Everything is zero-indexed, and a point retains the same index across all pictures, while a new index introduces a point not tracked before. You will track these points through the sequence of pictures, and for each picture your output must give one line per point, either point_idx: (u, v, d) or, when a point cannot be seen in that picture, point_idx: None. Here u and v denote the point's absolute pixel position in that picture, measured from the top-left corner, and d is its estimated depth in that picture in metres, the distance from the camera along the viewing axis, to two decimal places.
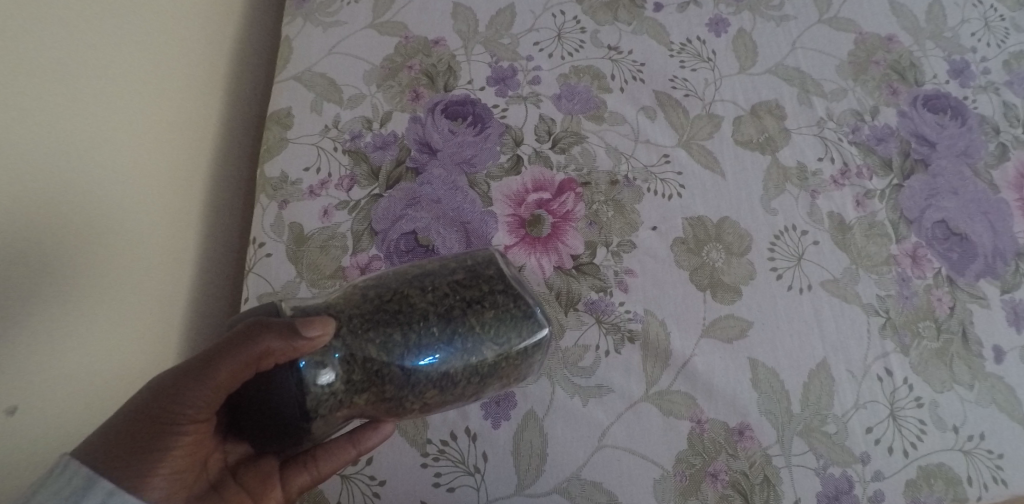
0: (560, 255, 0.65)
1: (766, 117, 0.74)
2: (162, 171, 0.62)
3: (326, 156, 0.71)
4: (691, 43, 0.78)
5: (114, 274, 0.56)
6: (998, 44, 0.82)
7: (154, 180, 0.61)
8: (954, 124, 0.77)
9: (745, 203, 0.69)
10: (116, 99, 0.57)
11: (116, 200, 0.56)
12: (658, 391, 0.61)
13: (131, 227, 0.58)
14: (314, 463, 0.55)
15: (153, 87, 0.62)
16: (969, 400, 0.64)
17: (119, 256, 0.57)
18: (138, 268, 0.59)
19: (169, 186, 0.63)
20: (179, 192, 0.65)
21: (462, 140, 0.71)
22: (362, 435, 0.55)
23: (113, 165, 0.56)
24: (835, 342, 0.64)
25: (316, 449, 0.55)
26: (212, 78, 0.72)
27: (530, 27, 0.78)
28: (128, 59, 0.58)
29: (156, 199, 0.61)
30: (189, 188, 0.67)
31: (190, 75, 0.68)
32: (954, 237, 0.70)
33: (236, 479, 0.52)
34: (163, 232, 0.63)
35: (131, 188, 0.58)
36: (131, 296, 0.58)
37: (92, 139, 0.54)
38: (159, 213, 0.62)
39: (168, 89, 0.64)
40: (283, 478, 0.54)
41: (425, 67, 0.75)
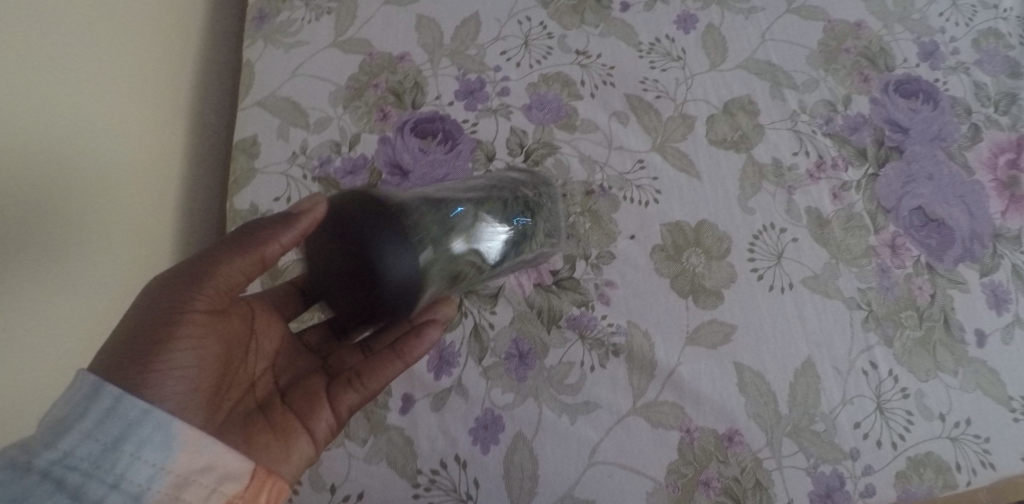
0: (538, 271, 0.65)
1: (739, 114, 0.74)
2: (143, 164, 0.66)
3: (295, 186, 0.69)
4: (660, 42, 0.77)
5: (88, 237, 0.58)
6: (966, 22, 0.81)
7: (126, 185, 0.63)
8: (926, 108, 0.76)
9: (722, 205, 0.69)
10: (84, 110, 0.57)
11: (101, 174, 0.59)
12: (645, 403, 0.61)
13: (113, 210, 0.61)
14: (359, 381, 0.56)
15: (125, 94, 0.63)
16: (954, 387, 0.64)
17: (94, 250, 0.59)
18: (116, 247, 0.62)
19: (141, 190, 0.65)
20: (152, 193, 0.67)
21: (433, 159, 0.70)
22: (408, 346, 0.57)
23: (103, 143, 0.60)
24: (820, 339, 0.64)
25: (360, 369, 0.57)
26: (183, 82, 0.73)
27: (496, 36, 0.76)
28: (99, 71, 0.59)
29: (130, 203, 0.64)
30: (162, 187, 0.69)
31: (160, 79, 0.69)
32: (931, 224, 0.70)
33: (283, 400, 0.54)
34: (137, 232, 0.65)
35: (116, 172, 0.61)
36: (104, 289, 0.60)
37: (88, 116, 0.58)
38: (139, 202, 0.65)
39: (139, 93, 0.65)
40: (329, 396, 0.55)
41: (391, 84, 0.74)
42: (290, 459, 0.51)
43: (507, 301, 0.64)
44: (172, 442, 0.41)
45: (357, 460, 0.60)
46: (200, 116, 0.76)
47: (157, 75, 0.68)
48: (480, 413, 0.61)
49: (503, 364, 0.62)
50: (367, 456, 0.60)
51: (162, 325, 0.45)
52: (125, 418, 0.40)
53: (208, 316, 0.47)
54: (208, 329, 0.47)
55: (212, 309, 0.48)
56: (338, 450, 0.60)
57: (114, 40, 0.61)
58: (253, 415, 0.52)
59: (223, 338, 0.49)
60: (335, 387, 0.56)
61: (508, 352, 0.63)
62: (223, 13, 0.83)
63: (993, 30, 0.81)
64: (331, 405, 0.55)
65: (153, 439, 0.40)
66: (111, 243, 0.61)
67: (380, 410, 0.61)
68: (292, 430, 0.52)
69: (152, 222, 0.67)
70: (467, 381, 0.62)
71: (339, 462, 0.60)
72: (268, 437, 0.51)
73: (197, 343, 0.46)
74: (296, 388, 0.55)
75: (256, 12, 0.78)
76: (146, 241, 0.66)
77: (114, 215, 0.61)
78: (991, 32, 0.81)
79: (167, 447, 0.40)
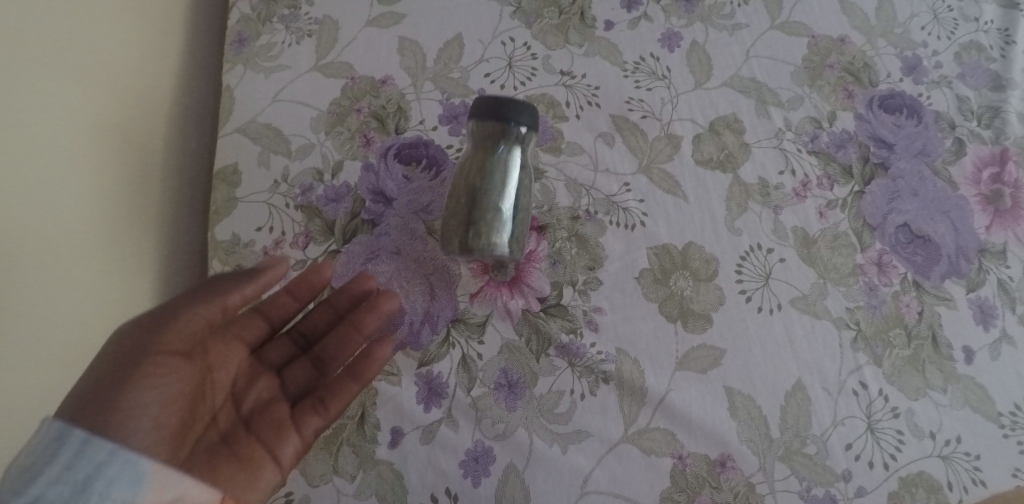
0: (526, 299, 0.65)
1: (725, 133, 0.73)
2: (124, 189, 0.65)
3: (278, 215, 0.68)
4: (645, 61, 0.76)
5: (63, 273, 0.59)
6: (948, 35, 0.80)
7: (89, 203, 0.61)
8: (910, 123, 0.76)
9: (709, 226, 0.69)
10: (50, 133, 0.57)
11: (73, 205, 0.60)
12: (637, 430, 0.61)
13: (86, 243, 0.61)
14: (323, 405, 0.58)
15: (79, 110, 0.60)
16: (943, 405, 0.64)
17: (53, 275, 0.58)
18: (94, 280, 0.62)
19: (108, 205, 0.63)
20: (124, 205, 0.65)
21: (418, 186, 0.69)
22: (364, 369, 0.59)
23: (73, 173, 0.59)
24: (809, 361, 0.64)
25: (323, 392, 0.58)
26: (155, 83, 0.70)
27: (480, 57, 0.75)
28: (40, 90, 0.56)
29: (93, 220, 0.62)
30: (138, 197, 0.67)
31: (126, 86, 0.65)
32: (917, 240, 0.70)
33: (248, 430, 0.56)
34: (106, 249, 0.63)
35: (89, 201, 0.61)
36: (74, 315, 0.60)
37: (58, 143, 0.58)
38: (118, 232, 0.65)
39: (99, 105, 0.62)
40: (295, 424, 0.57)
41: (374, 109, 0.73)
42: (256, 486, 0.53)
43: (496, 329, 0.64)
44: (139, 482, 0.46)
45: (347, 495, 0.60)
46: (179, 118, 0.73)
47: (122, 82, 0.65)
48: (470, 446, 0.61)
49: (492, 394, 0.62)
50: (357, 491, 0.60)
51: (129, 367, 0.49)
52: (93, 460, 0.46)
53: (172, 358, 0.51)
54: (172, 370, 0.51)
55: (176, 351, 0.51)
56: (327, 486, 0.60)
57: (57, 51, 0.58)
58: (218, 446, 0.54)
59: (187, 377, 0.52)
60: (299, 412, 0.57)
61: (496, 382, 0.62)
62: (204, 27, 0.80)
63: (975, 43, 0.81)
64: (296, 431, 0.56)
65: (118, 479, 0.46)
66: (73, 263, 0.60)
67: (369, 445, 0.61)
68: (256, 459, 0.54)
69: (127, 235, 0.66)
70: (456, 413, 0.61)
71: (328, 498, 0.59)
72: (231, 467, 0.53)
73: (162, 384, 0.50)
74: (261, 415, 0.57)
75: (235, 35, 0.76)
76: (118, 257, 0.65)
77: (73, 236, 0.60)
78: (973, 45, 0.81)
79: (133, 486, 0.46)
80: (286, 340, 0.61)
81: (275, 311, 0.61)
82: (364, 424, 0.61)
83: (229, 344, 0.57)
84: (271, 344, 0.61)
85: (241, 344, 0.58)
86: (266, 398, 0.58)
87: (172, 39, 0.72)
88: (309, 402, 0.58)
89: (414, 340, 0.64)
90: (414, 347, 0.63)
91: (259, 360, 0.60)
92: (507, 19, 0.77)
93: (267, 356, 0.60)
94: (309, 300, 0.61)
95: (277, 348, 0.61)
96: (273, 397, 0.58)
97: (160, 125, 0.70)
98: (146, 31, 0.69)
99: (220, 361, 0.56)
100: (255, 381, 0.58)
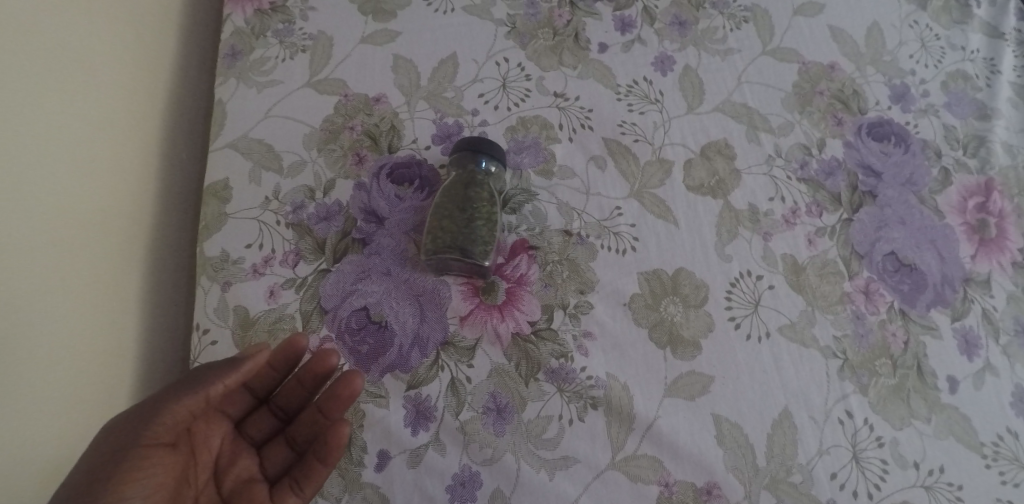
0: (517, 322, 0.65)
1: (716, 158, 0.74)
2: (122, 197, 0.66)
3: (268, 232, 0.68)
4: (638, 84, 0.77)
5: (69, 284, 0.59)
6: (935, 64, 0.81)
7: (59, 227, 0.59)
8: (898, 151, 0.77)
9: (699, 252, 0.69)
10: (53, 138, 0.59)
11: (77, 212, 0.60)
12: (625, 457, 0.61)
13: (90, 251, 0.62)
14: (297, 485, 0.58)
15: (78, 116, 0.61)
16: (927, 435, 0.65)
17: (56, 294, 0.58)
18: (97, 292, 0.62)
19: (83, 226, 0.61)
20: (100, 225, 0.63)
21: (410, 205, 0.69)
22: (329, 454, 0.56)
23: (76, 178, 0.61)
24: (796, 389, 0.64)
25: (297, 473, 0.58)
26: (120, 92, 0.67)
27: (473, 77, 0.75)
28: (5, 111, 0.54)
29: (65, 244, 0.59)
30: (112, 215, 0.65)
31: (89, 99, 0.63)
32: (904, 269, 0.71)
33: None
34: (87, 271, 0.61)
35: (89, 208, 0.62)
36: (77, 332, 0.60)
37: (61, 147, 0.59)
38: (116, 242, 0.65)
39: (59, 125, 0.60)
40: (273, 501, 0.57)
41: (367, 127, 0.72)
42: None
43: (485, 353, 0.64)
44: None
45: None
46: (150, 129, 0.71)
47: (83, 96, 0.62)
48: (457, 471, 0.60)
49: (481, 418, 0.62)
50: None
51: (115, 455, 0.50)
52: None
53: (153, 449, 0.52)
54: (151, 461, 0.52)
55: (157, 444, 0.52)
56: None
57: (17, 67, 0.56)
58: None
59: (167, 466, 0.53)
60: (278, 493, 0.58)
61: (485, 406, 0.62)
62: (197, 40, 0.80)
63: (962, 72, 0.81)
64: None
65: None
66: (53, 292, 0.58)
67: (355, 468, 0.60)
68: None
69: (105, 255, 0.63)
70: (444, 436, 0.61)
71: None
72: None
73: (142, 478, 0.51)
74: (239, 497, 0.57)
75: (228, 49, 0.76)
76: (115, 273, 0.64)
77: (47, 261, 0.57)
78: (960, 74, 0.81)
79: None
80: (267, 412, 0.61)
81: (258, 384, 0.60)
82: (350, 447, 0.61)
83: (210, 423, 0.57)
84: (252, 417, 0.61)
85: (222, 421, 0.59)
86: (246, 477, 0.58)
87: (161, 48, 0.73)
88: (288, 482, 0.58)
89: (403, 361, 0.63)
90: (403, 369, 0.63)
91: (241, 434, 0.60)
92: (502, 39, 0.77)
93: (248, 431, 0.60)
94: (288, 371, 0.60)
95: (259, 423, 0.61)
96: (253, 476, 0.59)
97: (129, 136, 0.68)
98: (138, 38, 0.70)
99: (201, 442, 0.57)
100: (236, 460, 0.58)
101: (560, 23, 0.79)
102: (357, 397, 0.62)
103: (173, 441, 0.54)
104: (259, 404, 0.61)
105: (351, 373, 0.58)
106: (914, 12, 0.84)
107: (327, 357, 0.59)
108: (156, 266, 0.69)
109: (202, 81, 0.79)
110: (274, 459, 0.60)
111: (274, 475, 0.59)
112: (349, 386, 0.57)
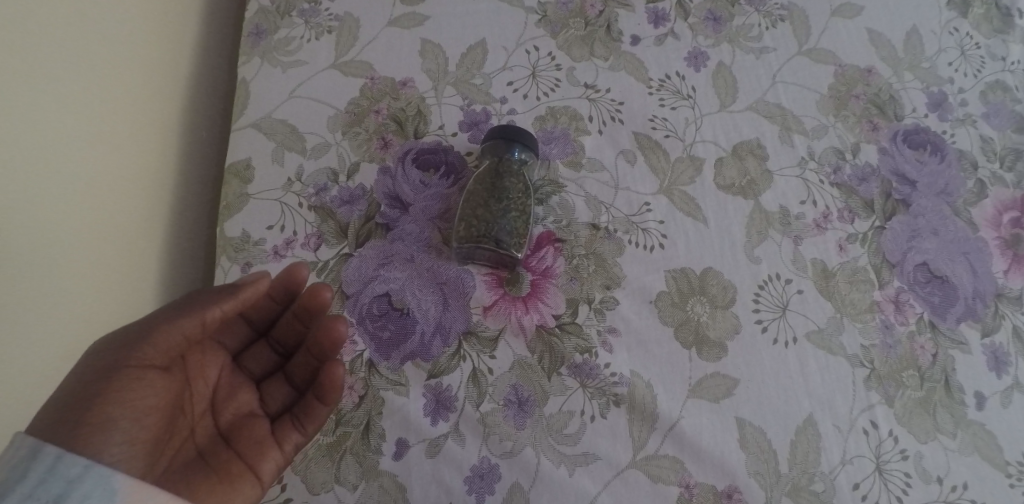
0: (541, 315, 0.64)
1: (747, 158, 0.72)
2: (145, 162, 0.66)
3: (290, 214, 0.66)
4: (670, 79, 0.75)
5: (94, 248, 0.59)
6: (974, 73, 0.79)
7: (81, 200, 0.58)
8: (933, 160, 0.75)
9: (727, 253, 0.68)
10: (87, 101, 0.59)
11: (104, 177, 0.60)
12: (646, 456, 0.60)
13: (115, 218, 0.62)
14: (299, 421, 0.58)
15: (111, 79, 0.61)
16: (952, 450, 0.63)
17: (80, 258, 0.58)
18: (118, 260, 0.62)
19: (104, 202, 0.60)
20: (113, 211, 0.62)
21: (435, 193, 0.68)
22: (329, 393, 0.57)
23: (104, 143, 0.61)
24: (821, 396, 0.63)
25: (298, 410, 0.58)
26: (141, 71, 0.65)
27: (503, 65, 0.74)
28: (43, 73, 0.54)
29: (74, 229, 0.57)
30: (134, 182, 0.64)
31: (84, 92, 0.58)
32: (935, 280, 0.69)
33: (227, 444, 0.56)
34: (90, 273, 0.59)
35: (116, 174, 0.62)
36: (96, 302, 0.60)
37: (93, 112, 0.59)
38: (139, 208, 0.65)
39: (51, 124, 0.55)
40: (276, 438, 0.57)
41: (393, 111, 0.71)
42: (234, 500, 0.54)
43: (508, 344, 0.63)
44: (114, 495, 0.46)
45: None
46: (157, 119, 0.67)
47: (78, 89, 0.58)
48: (476, 462, 0.59)
49: (501, 410, 0.61)
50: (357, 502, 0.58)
51: (103, 380, 0.48)
52: (66, 476, 0.45)
53: (147, 371, 0.50)
54: (146, 384, 0.50)
55: (152, 366, 0.51)
56: (328, 495, 0.58)
57: (59, 30, 0.56)
58: (195, 461, 0.54)
59: (161, 390, 0.51)
60: (279, 428, 0.58)
61: (506, 398, 0.61)
62: (217, 13, 0.78)
63: (1001, 82, 0.79)
64: (276, 446, 0.57)
65: (93, 495, 0.45)
66: (51, 299, 0.55)
67: (372, 455, 0.59)
68: (237, 476, 0.55)
69: (110, 252, 0.61)
70: (464, 427, 0.60)
71: None
72: (212, 484, 0.53)
73: (135, 401, 0.49)
74: (240, 431, 0.57)
75: (253, 27, 0.74)
76: (136, 242, 0.64)
77: (43, 268, 0.54)
78: (999, 85, 0.79)
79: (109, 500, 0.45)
80: (265, 347, 0.61)
81: (256, 315, 0.60)
82: (368, 433, 0.60)
83: (207, 354, 0.56)
84: (250, 351, 0.60)
85: (220, 352, 0.58)
86: (246, 412, 0.58)
87: (188, 20, 0.73)
88: (288, 418, 0.58)
89: (424, 350, 0.62)
90: (424, 357, 0.62)
91: (238, 368, 0.59)
92: (533, 27, 0.76)
93: (248, 365, 0.60)
94: (287, 303, 0.60)
95: (256, 358, 0.60)
96: (252, 412, 0.58)
97: (134, 127, 0.64)
98: (169, 9, 0.70)
99: (197, 371, 0.55)
100: (235, 394, 0.58)
101: (592, 13, 0.77)
102: (376, 384, 0.61)
103: (168, 364, 0.52)
104: (258, 338, 0.61)
105: (334, 320, 0.57)
106: (954, 19, 0.82)
107: (319, 294, 0.57)
108: (178, 238, 0.70)
109: (224, 64, 0.78)
110: (275, 397, 0.60)
111: (274, 411, 0.59)
112: (332, 332, 0.57)
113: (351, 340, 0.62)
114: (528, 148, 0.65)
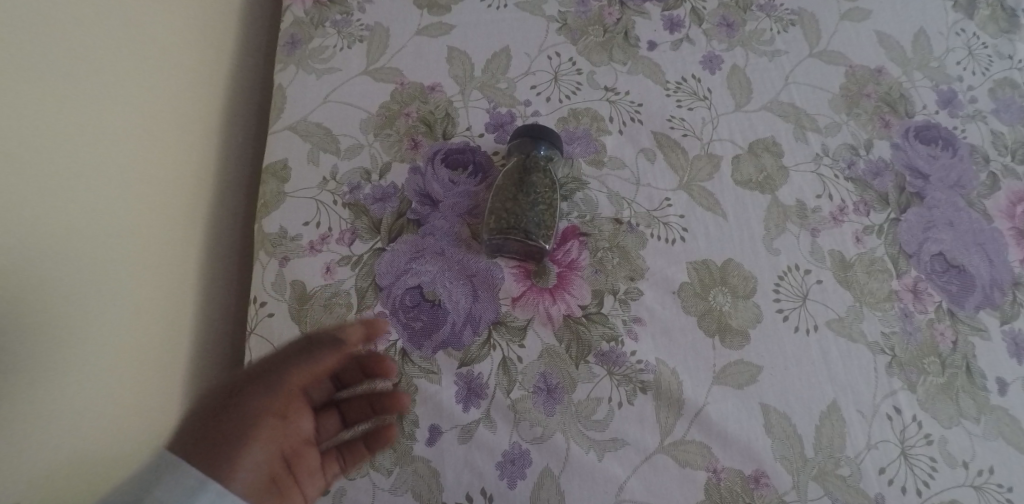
0: (567, 305, 0.66)
1: (764, 155, 0.75)
2: (187, 166, 0.70)
3: (325, 210, 0.69)
4: (686, 81, 0.78)
5: (144, 245, 0.62)
6: (982, 72, 0.81)
7: (133, 198, 0.61)
8: (945, 155, 0.77)
9: (747, 244, 0.70)
10: (145, 110, 0.63)
11: (153, 177, 0.64)
12: (673, 442, 0.62)
13: (163, 217, 0.65)
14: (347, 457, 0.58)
15: (162, 90, 0.66)
16: (977, 435, 0.64)
17: (135, 247, 0.61)
18: (164, 258, 0.65)
19: (154, 202, 0.64)
20: (161, 213, 0.65)
21: (464, 190, 0.70)
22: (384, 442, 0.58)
23: (156, 146, 0.65)
24: (844, 382, 0.65)
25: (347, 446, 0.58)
26: (187, 84, 0.70)
27: (526, 70, 0.77)
28: (114, 83, 0.59)
29: (130, 224, 0.61)
30: (178, 184, 0.68)
31: (126, 99, 0.61)
32: (952, 270, 0.71)
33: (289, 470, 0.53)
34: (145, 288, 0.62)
35: (163, 176, 0.66)
36: (149, 283, 0.63)
37: (150, 121, 0.64)
38: (181, 208, 0.68)
39: (92, 129, 0.57)
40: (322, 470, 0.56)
41: (423, 114, 0.74)
42: None
43: (537, 333, 0.65)
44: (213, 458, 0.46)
45: (382, 491, 0.60)
46: (192, 128, 0.71)
47: (119, 95, 0.60)
48: (507, 448, 0.61)
49: (531, 397, 0.63)
50: (392, 487, 0.60)
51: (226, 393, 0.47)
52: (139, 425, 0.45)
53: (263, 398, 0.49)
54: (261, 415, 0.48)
55: (269, 412, 0.50)
56: (363, 480, 0.60)
57: (124, 43, 0.61)
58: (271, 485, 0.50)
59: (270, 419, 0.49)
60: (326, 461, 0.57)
61: (536, 386, 0.63)
62: (250, 32, 0.84)
63: (1009, 79, 0.81)
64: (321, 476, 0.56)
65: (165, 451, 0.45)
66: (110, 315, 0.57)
67: (406, 441, 0.61)
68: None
69: (159, 254, 0.64)
70: (495, 414, 0.62)
71: (364, 491, 0.60)
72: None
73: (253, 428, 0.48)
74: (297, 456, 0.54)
75: (288, 37, 0.78)
76: (179, 240, 0.67)
77: (95, 275, 0.56)
78: (1008, 82, 0.81)
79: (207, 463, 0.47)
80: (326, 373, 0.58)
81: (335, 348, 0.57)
82: (402, 420, 0.62)
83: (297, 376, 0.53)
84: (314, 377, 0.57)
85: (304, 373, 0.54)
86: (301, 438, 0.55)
87: (227, 38, 0.79)
88: (336, 452, 0.57)
89: (456, 340, 0.64)
90: (456, 347, 0.64)
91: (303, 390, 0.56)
92: (554, 35, 0.79)
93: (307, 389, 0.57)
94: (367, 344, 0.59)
95: (318, 385, 0.58)
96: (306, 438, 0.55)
97: (174, 134, 0.68)
98: (213, 27, 0.76)
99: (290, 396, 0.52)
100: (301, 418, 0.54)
101: (609, 21, 0.80)
102: (409, 373, 0.63)
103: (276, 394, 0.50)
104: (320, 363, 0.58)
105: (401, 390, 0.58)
106: (960, 20, 0.84)
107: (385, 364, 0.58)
108: (217, 241, 0.74)
109: (256, 80, 0.84)
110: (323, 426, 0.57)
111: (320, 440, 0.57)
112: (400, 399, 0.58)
113: (385, 330, 0.65)
114: (552, 143, 0.68)
